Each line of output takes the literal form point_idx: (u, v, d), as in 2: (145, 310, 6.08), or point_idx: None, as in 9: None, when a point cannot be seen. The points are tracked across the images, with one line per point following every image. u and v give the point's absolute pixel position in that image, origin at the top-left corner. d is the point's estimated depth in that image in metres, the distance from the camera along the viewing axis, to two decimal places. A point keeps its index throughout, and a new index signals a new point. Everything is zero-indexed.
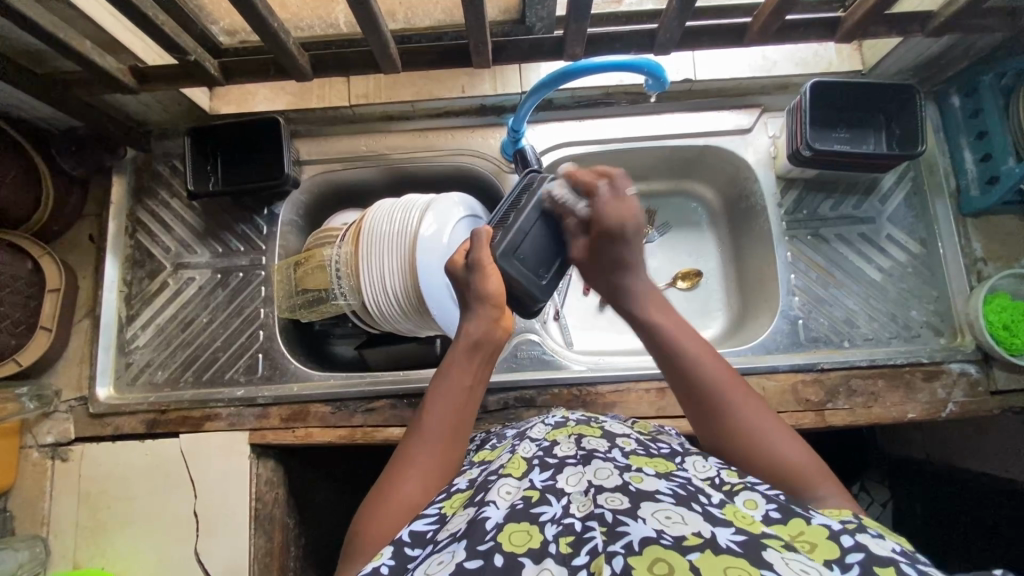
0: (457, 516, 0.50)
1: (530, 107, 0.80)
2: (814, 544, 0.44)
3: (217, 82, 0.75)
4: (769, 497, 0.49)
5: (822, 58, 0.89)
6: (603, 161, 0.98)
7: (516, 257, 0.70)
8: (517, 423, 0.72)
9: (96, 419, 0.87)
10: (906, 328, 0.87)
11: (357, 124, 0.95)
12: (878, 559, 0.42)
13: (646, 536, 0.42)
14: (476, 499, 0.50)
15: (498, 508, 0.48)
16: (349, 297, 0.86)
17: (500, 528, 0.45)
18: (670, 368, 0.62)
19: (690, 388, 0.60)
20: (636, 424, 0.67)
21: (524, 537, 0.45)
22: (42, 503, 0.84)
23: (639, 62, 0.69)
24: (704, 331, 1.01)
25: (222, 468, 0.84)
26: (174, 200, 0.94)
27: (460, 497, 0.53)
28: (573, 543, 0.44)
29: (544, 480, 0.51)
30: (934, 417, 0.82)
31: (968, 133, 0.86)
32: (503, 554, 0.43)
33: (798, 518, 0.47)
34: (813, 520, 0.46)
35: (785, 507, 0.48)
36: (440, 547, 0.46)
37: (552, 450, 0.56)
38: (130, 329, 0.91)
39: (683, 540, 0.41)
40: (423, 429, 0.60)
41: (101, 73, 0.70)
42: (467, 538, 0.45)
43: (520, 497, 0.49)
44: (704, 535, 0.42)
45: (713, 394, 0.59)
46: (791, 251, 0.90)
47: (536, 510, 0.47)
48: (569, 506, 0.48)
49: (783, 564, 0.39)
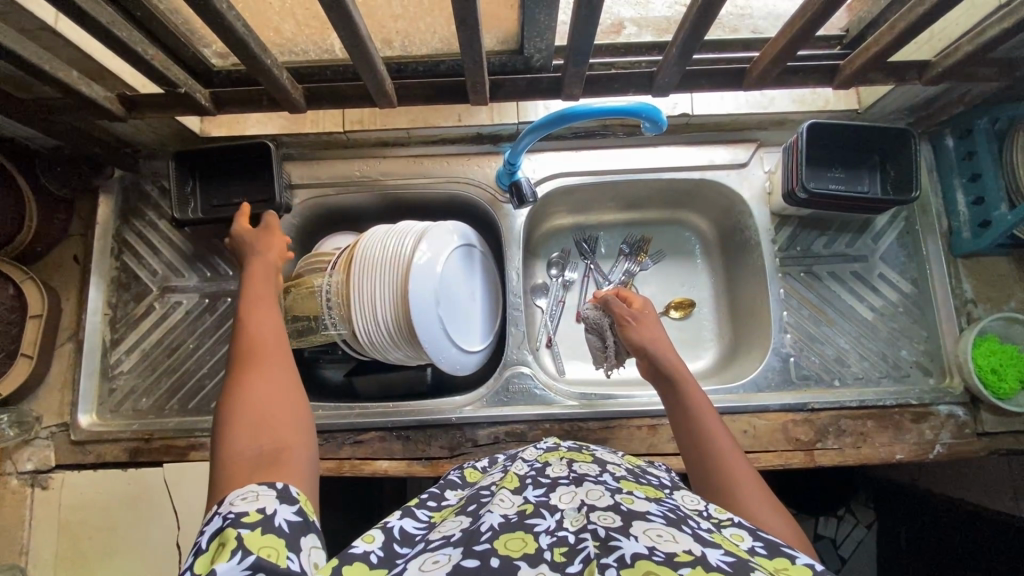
0: (447, 522, 0.49)
1: (527, 143, 0.78)
2: None
3: (207, 111, 0.73)
4: (756, 533, 0.47)
5: (819, 96, 0.89)
6: (598, 190, 0.98)
7: (453, 347, 0.87)
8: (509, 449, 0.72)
9: (77, 446, 0.85)
10: (896, 368, 0.87)
11: (351, 149, 0.93)
12: None
13: (637, 551, 0.40)
14: (469, 509, 0.50)
15: (496, 515, 0.47)
16: (340, 326, 0.85)
17: (495, 533, 0.45)
18: (676, 419, 0.65)
19: (690, 438, 0.62)
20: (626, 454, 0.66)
21: (520, 543, 0.44)
22: (21, 531, 0.82)
23: (636, 107, 0.67)
24: (695, 362, 1.01)
25: (206, 500, 0.82)
26: (162, 222, 0.93)
27: (450, 508, 0.53)
28: (567, 553, 0.43)
29: (538, 496, 0.51)
30: (922, 458, 0.83)
31: (960, 175, 0.87)
32: (499, 557, 0.42)
33: (784, 557, 0.43)
34: (797, 559, 0.42)
35: (773, 546, 0.45)
36: (432, 547, 0.44)
37: (544, 471, 0.57)
38: (114, 353, 0.89)
39: (675, 556, 0.40)
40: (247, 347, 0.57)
41: (87, 101, 0.68)
42: (462, 544, 0.44)
43: (514, 508, 0.49)
44: (695, 552, 0.40)
45: (710, 441, 0.61)
46: (784, 288, 0.90)
47: (530, 521, 0.47)
48: (563, 520, 0.47)
49: None
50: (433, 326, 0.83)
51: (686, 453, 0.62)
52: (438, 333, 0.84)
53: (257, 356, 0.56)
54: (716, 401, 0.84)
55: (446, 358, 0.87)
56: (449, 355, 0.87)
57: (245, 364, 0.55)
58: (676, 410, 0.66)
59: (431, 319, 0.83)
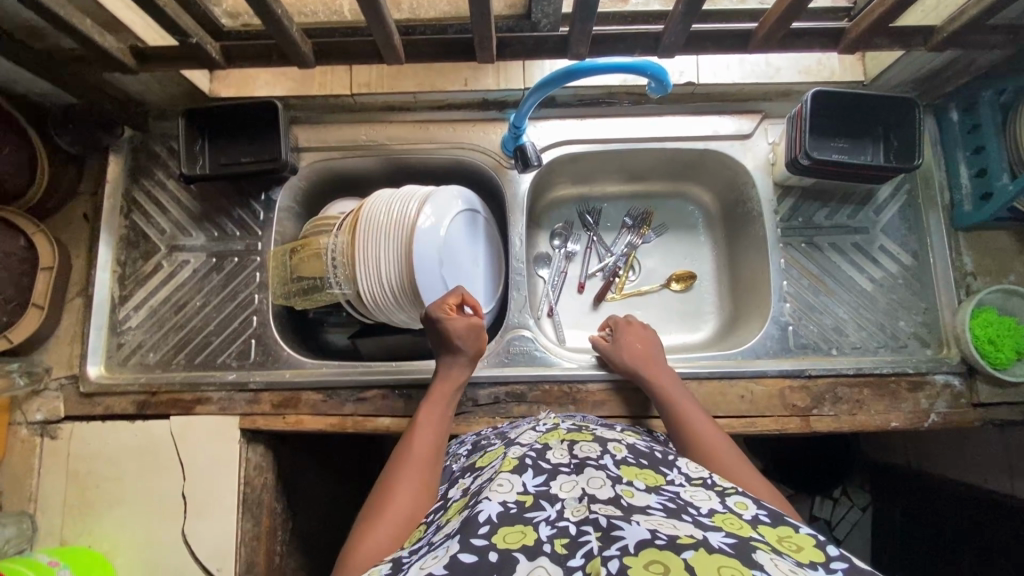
0: (451, 520, 0.53)
1: (532, 104, 0.79)
2: (799, 547, 0.46)
3: (217, 64, 0.74)
4: (758, 503, 0.53)
5: (825, 67, 0.89)
6: (602, 160, 0.98)
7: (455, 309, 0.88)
8: (511, 426, 0.75)
9: (86, 398, 0.87)
10: (894, 339, 0.88)
11: (358, 113, 0.94)
12: (860, 570, 0.43)
13: (641, 539, 0.43)
14: (471, 502, 0.54)
15: (495, 505, 0.50)
16: (345, 286, 0.86)
17: (493, 528, 0.47)
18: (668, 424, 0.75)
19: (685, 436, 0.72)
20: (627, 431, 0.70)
21: (518, 536, 0.47)
22: (30, 480, 0.84)
23: (642, 64, 0.67)
24: (694, 334, 1.03)
25: (212, 452, 0.84)
26: (170, 182, 0.94)
27: (456, 504, 0.57)
28: (569, 544, 0.45)
29: (537, 485, 0.53)
30: (917, 427, 0.84)
31: (964, 148, 0.87)
32: (497, 552, 0.45)
33: (786, 527, 0.49)
34: (800, 529, 0.49)
35: (774, 515, 0.51)
36: (436, 545, 0.49)
37: (545, 455, 0.58)
38: (122, 310, 0.91)
39: (677, 539, 0.44)
40: (411, 452, 0.70)
41: (101, 52, 0.69)
42: (462, 534, 0.48)
43: (514, 498, 0.51)
44: (698, 536, 0.44)
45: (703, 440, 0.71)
46: (785, 258, 0.91)
47: (529, 513, 0.49)
48: (564, 511, 0.49)
49: (772, 565, 0.42)
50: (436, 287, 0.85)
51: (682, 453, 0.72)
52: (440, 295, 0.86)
53: (417, 463, 0.68)
54: (714, 366, 0.86)
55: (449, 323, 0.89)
56: None
57: (399, 461, 0.68)
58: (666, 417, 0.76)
59: (433, 281, 0.84)
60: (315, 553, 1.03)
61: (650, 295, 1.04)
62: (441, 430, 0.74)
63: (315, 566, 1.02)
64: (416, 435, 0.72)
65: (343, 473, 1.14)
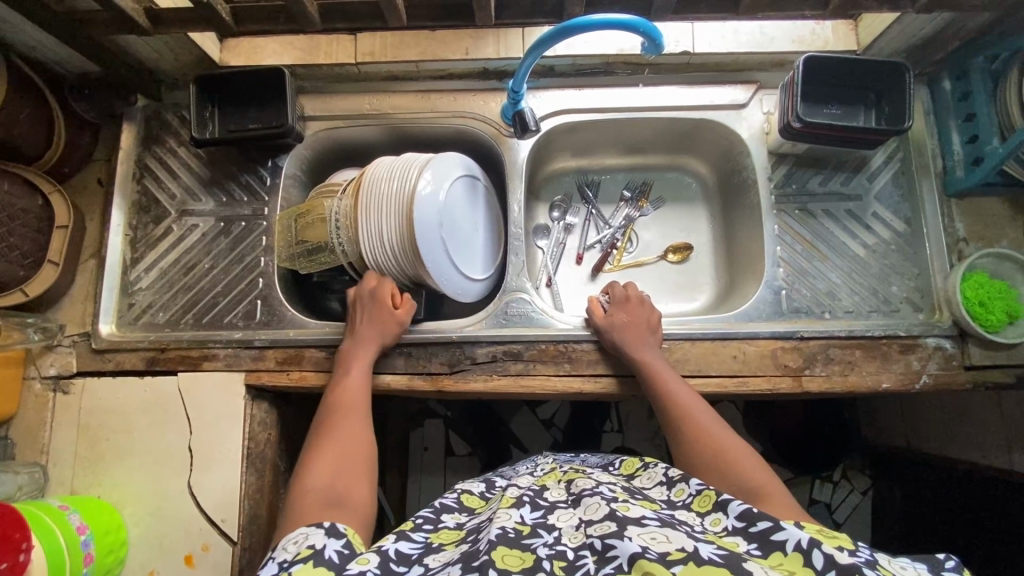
0: (448, 550, 0.53)
1: (529, 66, 0.81)
2: (793, 572, 0.46)
3: (227, 24, 0.78)
4: (749, 536, 0.51)
5: (817, 37, 0.91)
6: (600, 131, 1.01)
7: (456, 273, 0.91)
8: (504, 475, 0.76)
9: (98, 354, 0.90)
10: (887, 303, 0.89)
11: (362, 83, 0.97)
12: (847, 569, 0.45)
13: (634, 553, 0.45)
14: (469, 538, 0.54)
15: (494, 529, 0.51)
16: (348, 247, 0.88)
17: (492, 547, 0.48)
18: (662, 412, 0.76)
19: (678, 424, 0.73)
20: (621, 467, 0.73)
21: (517, 560, 0.47)
22: (43, 432, 0.87)
23: (633, 21, 0.70)
24: (691, 303, 1.04)
25: (218, 406, 0.87)
26: (181, 149, 0.97)
27: (449, 533, 0.58)
28: (566, 568, 0.47)
29: (534, 517, 0.54)
30: (909, 388, 0.85)
31: (956, 116, 0.89)
32: (496, 569, 0.46)
33: (777, 550, 0.48)
34: (787, 547, 0.48)
35: (765, 542, 0.49)
36: (434, 572, 0.49)
37: (542, 494, 0.60)
38: (134, 271, 0.94)
39: (668, 555, 0.45)
40: (340, 402, 0.78)
41: (118, 12, 0.73)
42: (462, 562, 0.48)
43: (511, 526, 0.52)
44: (687, 549, 0.45)
45: (691, 416, 0.73)
46: (778, 224, 0.92)
47: (527, 540, 0.50)
48: (561, 536, 0.51)
49: (762, 572, 0.43)
50: (439, 252, 0.87)
51: (675, 444, 0.73)
52: (442, 259, 0.88)
53: (347, 410, 0.77)
54: (707, 328, 0.87)
55: (450, 290, 0.90)
56: (453, 281, 0.90)
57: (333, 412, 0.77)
58: (660, 405, 0.77)
59: (434, 244, 0.86)
60: None
61: (647, 266, 1.06)
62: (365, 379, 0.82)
63: None
64: (343, 386, 0.80)
65: None
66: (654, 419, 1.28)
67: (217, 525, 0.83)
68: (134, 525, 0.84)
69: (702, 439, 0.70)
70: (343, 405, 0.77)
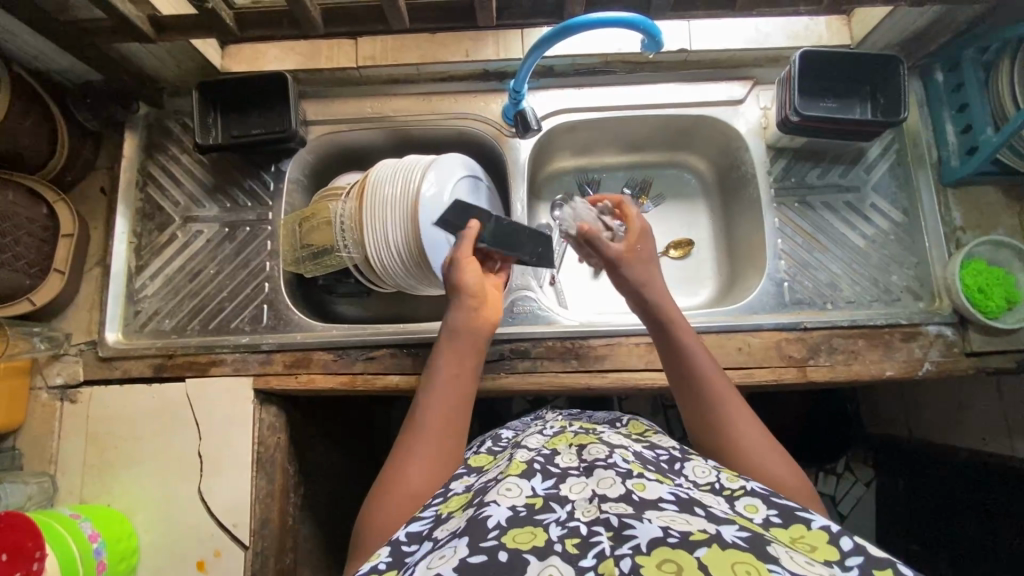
0: (455, 518, 0.53)
1: (530, 67, 0.82)
2: (813, 546, 0.47)
3: (231, 32, 0.79)
4: (768, 501, 0.52)
5: (811, 32, 0.93)
6: (600, 130, 1.02)
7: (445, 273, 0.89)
8: (513, 426, 0.78)
9: (105, 362, 0.90)
10: (887, 292, 0.90)
11: (363, 86, 0.98)
12: (877, 561, 0.45)
13: (654, 538, 0.45)
14: (475, 502, 0.54)
15: (504, 508, 0.51)
16: (352, 249, 0.88)
17: (502, 530, 0.48)
18: (675, 377, 0.68)
19: (699, 405, 0.65)
20: (627, 424, 0.73)
21: (528, 536, 0.48)
22: (51, 440, 0.87)
23: (633, 19, 0.71)
24: (694, 297, 1.05)
25: (226, 410, 0.87)
26: (184, 156, 0.97)
27: (458, 500, 0.57)
28: (580, 544, 0.47)
29: (546, 488, 0.54)
30: (912, 375, 0.85)
31: (950, 107, 0.91)
32: (507, 550, 0.46)
33: (799, 523, 0.50)
34: (812, 523, 0.49)
35: (786, 512, 0.51)
36: (441, 544, 0.49)
37: (553, 459, 0.60)
38: (138, 279, 0.94)
39: (691, 536, 0.45)
40: (426, 411, 0.67)
41: (121, 19, 0.74)
42: (468, 536, 0.48)
43: (522, 502, 0.52)
44: (710, 531, 0.46)
45: (715, 398, 0.65)
46: (779, 217, 0.93)
47: (539, 515, 0.50)
48: (574, 511, 0.51)
49: (789, 559, 0.44)
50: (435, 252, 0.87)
51: (692, 422, 0.66)
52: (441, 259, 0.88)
53: (433, 427, 0.66)
54: (711, 321, 0.88)
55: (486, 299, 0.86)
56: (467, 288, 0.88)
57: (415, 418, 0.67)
58: (677, 376, 0.68)
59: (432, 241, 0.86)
60: (325, 522, 1.05)
61: None
62: (456, 388, 0.69)
63: (322, 532, 1.04)
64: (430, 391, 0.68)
65: (352, 445, 1.16)
66: (659, 416, 1.29)
67: (229, 530, 0.84)
68: (145, 533, 0.84)
69: (720, 431, 0.63)
70: (423, 416, 0.67)
